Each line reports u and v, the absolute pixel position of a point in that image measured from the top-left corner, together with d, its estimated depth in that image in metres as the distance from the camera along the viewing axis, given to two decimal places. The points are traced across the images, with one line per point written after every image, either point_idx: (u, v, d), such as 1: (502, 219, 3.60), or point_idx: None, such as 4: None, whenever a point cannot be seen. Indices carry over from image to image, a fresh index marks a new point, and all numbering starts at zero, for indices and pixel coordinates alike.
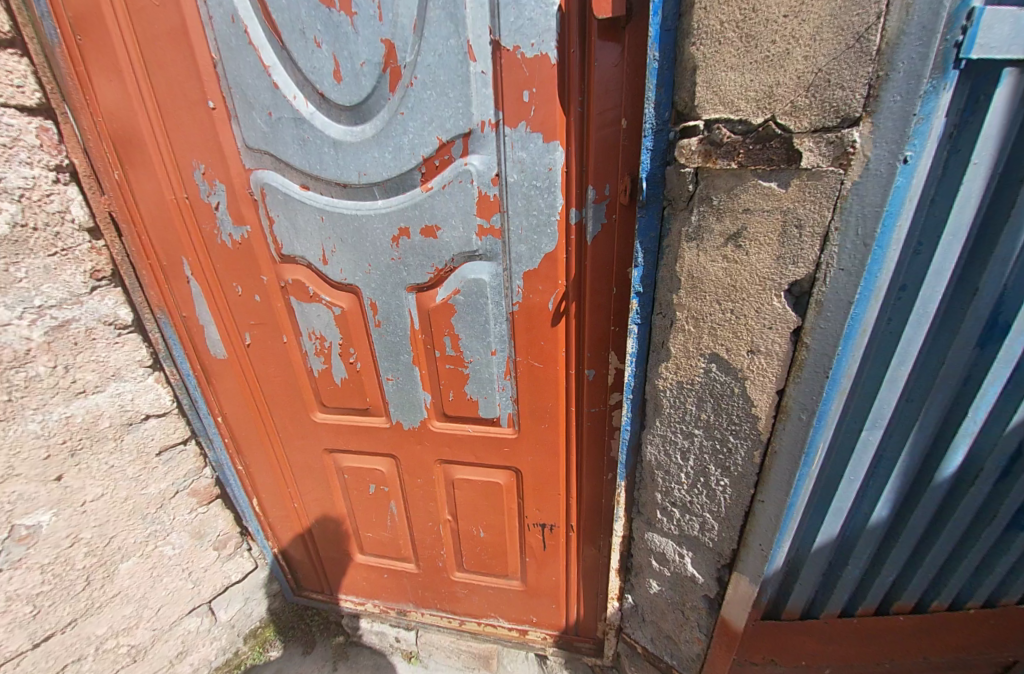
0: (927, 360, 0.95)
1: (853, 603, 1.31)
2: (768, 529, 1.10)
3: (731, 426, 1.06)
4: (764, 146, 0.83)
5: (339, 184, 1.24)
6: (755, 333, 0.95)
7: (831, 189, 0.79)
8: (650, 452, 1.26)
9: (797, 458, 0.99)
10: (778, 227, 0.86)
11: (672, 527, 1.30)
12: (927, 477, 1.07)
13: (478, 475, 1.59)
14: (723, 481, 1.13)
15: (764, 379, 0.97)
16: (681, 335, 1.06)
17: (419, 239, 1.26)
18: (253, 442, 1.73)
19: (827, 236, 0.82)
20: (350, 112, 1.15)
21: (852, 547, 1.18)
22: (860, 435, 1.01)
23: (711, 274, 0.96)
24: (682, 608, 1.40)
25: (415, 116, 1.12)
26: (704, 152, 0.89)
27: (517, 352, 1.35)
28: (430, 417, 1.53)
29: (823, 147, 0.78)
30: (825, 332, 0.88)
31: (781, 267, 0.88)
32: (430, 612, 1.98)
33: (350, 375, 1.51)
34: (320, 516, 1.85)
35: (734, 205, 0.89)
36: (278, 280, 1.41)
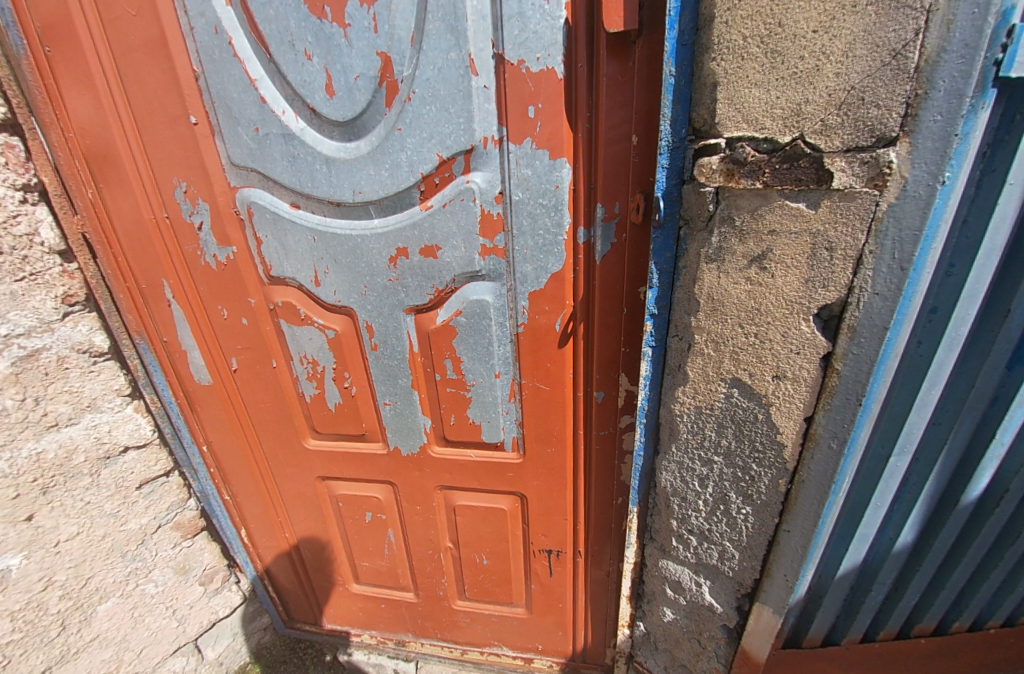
0: (956, 384, 0.94)
1: (875, 628, 1.31)
2: (794, 560, 1.07)
3: (754, 453, 1.02)
4: (792, 166, 0.78)
5: (332, 203, 1.16)
6: (781, 359, 0.91)
7: (865, 211, 0.75)
8: (665, 478, 1.21)
9: (826, 487, 0.96)
10: (807, 249, 0.82)
11: (688, 554, 1.25)
12: (954, 500, 1.07)
13: (481, 502, 1.52)
14: (745, 508, 1.09)
15: (790, 406, 0.93)
16: (700, 359, 1.01)
17: (418, 259, 1.19)
18: (240, 471, 1.63)
19: (860, 259, 0.78)
20: (343, 128, 1.08)
21: (876, 574, 1.18)
22: (889, 460, 0.99)
23: (733, 297, 0.92)
24: (699, 637, 1.35)
25: (413, 131, 1.06)
26: (726, 171, 0.84)
27: (522, 375, 1.29)
28: (430, 444, 1.45)
29: (857, 168, 0.74)
30: (856, 358, 0.84)
31: (810, 291, 0.84)
32: (430, 642, 1.88)
33: (345, 400, 1.43)
34: (313, 546, 1.75)
35: (759, 226, 0.85)
36: (266, 302, 1.32)
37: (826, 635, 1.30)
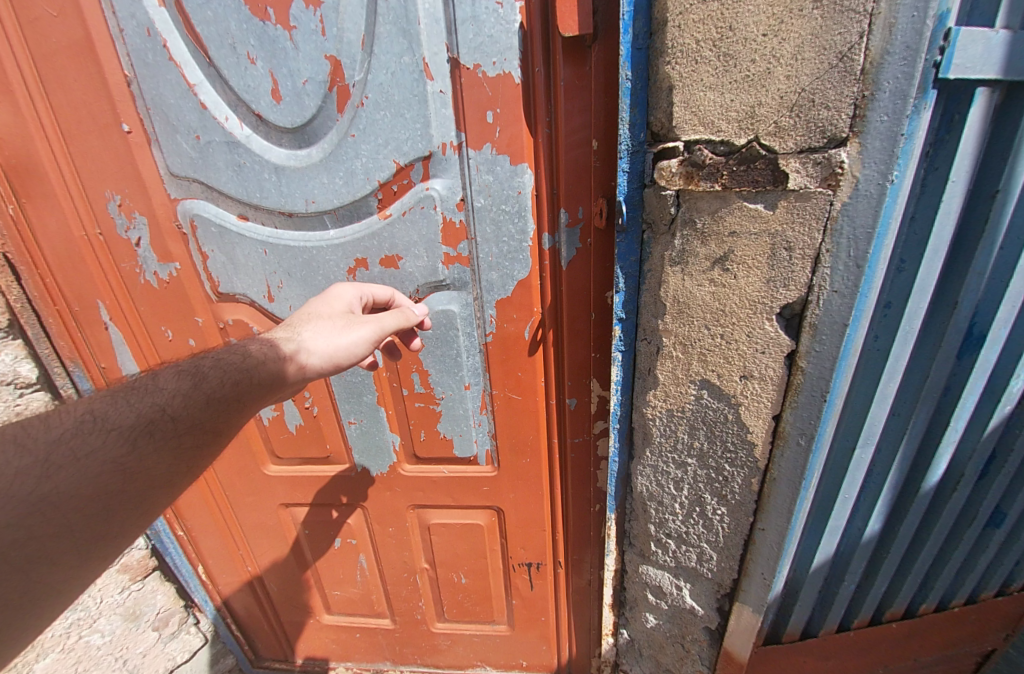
0: (913, 375, 0.97)
1: (849, 617, 1.35)
2: (771, 556, 1.07)
3: (726, 453, 1.02)
4: (748, 168, 0.79)
5: (284, 213, 1.10)
6: (748, 359, 0.91)
7: (820, 210, 0.76)
8: (641, 483, 1.20)
9: (797, 483, 0.96)
10: (767, 249, 0.82)
11: (667, 558, 1.24)
12: (915, 487, 1.11)
13: (456, 518, 1.47)
14: (721, 509, 1.09)
15: (758, 405, 0.94)
16: (669, 362, 1.01)
17: (379, 270, 1.15)
18: (194, 503, 1.53)
19: (818, 257, 0.79)
20: (293, 134, 1.03)
21: (848, 564, 1.20)
22: (853, 452, 1.01)
23: (699, 299, 0.92)
24: (682, 641, 1.35)
25: (367, 137, 1.01)
26: (685, 174, 0.84)
27: (493, 385, 1.26)
28: (400, 462, 1.40)
29: (810, 168, 0.75)
30: (819, 355, 0.85)
31: (771, 290, 0.84)
32: (410, 669, 1.81)
33: (307, 421, 1.35)
34: (280, 577, 1.65)
35: (720, 228, 0.85)
36: (215, 321, 1.24)
37: (805, 629, 1.32)
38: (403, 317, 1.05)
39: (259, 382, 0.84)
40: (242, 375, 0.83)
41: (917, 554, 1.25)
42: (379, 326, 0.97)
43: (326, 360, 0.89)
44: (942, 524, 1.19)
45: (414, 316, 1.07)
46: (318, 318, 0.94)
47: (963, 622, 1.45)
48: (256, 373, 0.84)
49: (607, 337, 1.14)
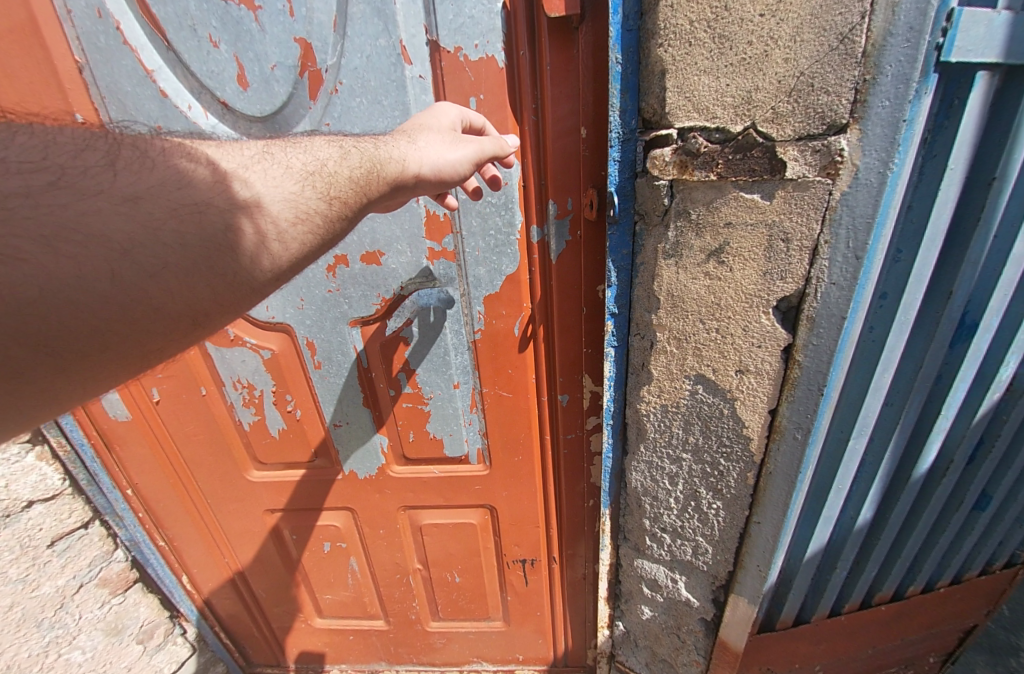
0: (907, 365, 0.96)
1: (840, 602, 1.36)
2: (766, 548, 1.06)
3: (721, 448, 1.01)
4: (744, 156, 0.76)
5: None
6: (743, 353, 0.89)
7: (819, 200, 0.74)
8: (635, 478, 1.19)
9: (793, 477, 0.95)
10: (764, 240, 0.80)
11: (662, 552, 1.24)
12: (906, 475, 1.12)
13: (448, 518, 1.45)
14: (716, 503, 1.08)
15: (754, 399, 0.92)
16: (664, 357, 0.99)
17: (360, 267, 1.11)
18: (175, 512, 1.49)
19: (816, 249, 0.77)
20: (263, 123, 0.97)
21: (840, 552, 1.21)
22: (848, 443, 1.00)
23: (693, 292, 0.89)
24: (678, 632, 1.35)
25: (343, 126, 0.96)
26: (679, 163, 0.81)
27: (483, 383, 1.22)
28: (389, 464, 1.36)
29: (809, 156, 0.72)
30: (816, 348, 0.83)
31: (768, 283, 0.82)
32: (405, 668, 1.79)
33: (289, 425, 1.31)
34: (268, 583, 1.62)
35: (715, 219, 0.82)
36: None
37: (797, 615, 1.33)
38: (497, 145, 0.90)
39: (382, 190, 0.74)
40: (361, 171, 0.72)
41: (906, 539, 1.26)
42: (483, 146, 0.87)
43: (435, 173, 0.79)
44: (931, 509, 1.21)
45: (511, 148, 0.93)
46: (420, 130, 0.83)
47: (947, 600, 1.48)
48: (379, 175, 0.74)
49: (599, 331, 1.11)
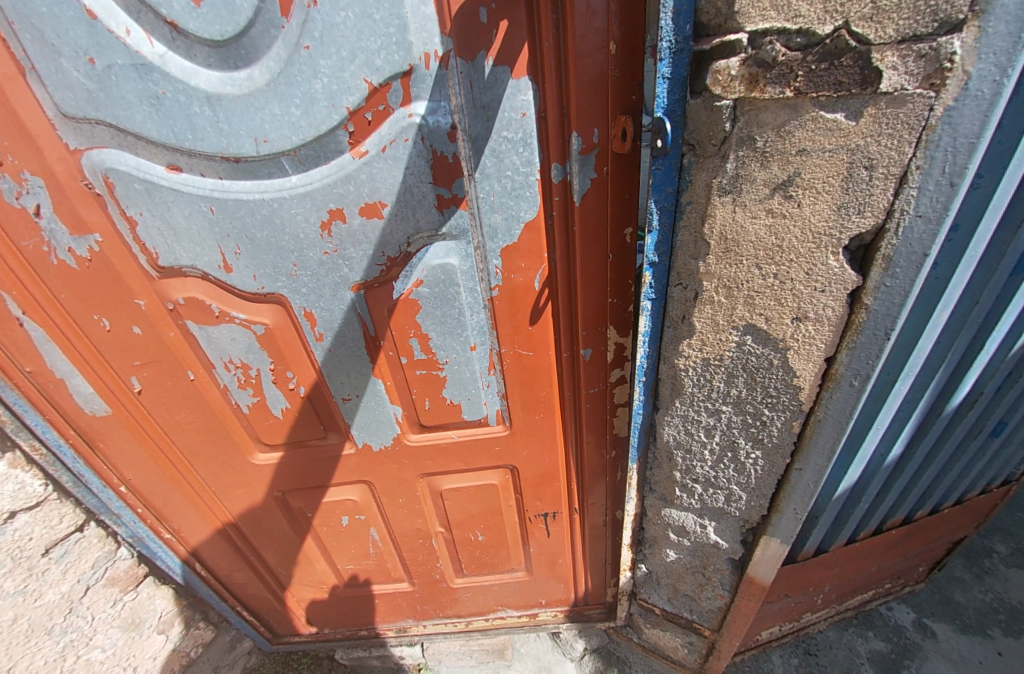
0: (965, 300, 0.89)
1: (857, 531, 1.40)
2: (805, 493, 1.04)
3: (766, 399, 0.95)
4: (830, 66, 0.64)
5: (228, 158, 0.88)
6: (804, 299, 0.81)
7: (915, 118, 0.63)
8: (668, 432, 1.15)
9: (844, 424, 0.90)
10: (842, 169, 0.69)
11: (693, 501, 1.24)
12: (939, 410, 1.10)
13: (469, 481, 1.43)
14: (755, 452, 1.04)
15: (810, 348, 0.85)
16: (710, 307, 0.90)
17: (359, 222, 0.97)
18: (177, 502, 1.42)
19: (904, 176, 0.67)
20: (222, 49, 0.79)
21: (867, 488, 1.20)
22: (893, 386, 0.95)
23: (751, 234, 0.79)
24: (703, 571, 1.38)
25: (327, 49, 0.79)
26: (748, 77, 0.69)
27: (502, 343, 1.14)
28: (405, 432, 1.31)
29: (911, 63, 0.60)
30: (890, 290, 0.75)
31: (842, 219, 0.72)
32: (433, 621, 1.85)
33: (291, 402, 1.22)
34: (286, 559, 1.62)
35: (786, 145, 0.71)
36: (163, 302, 1.06)
37: (817, 547, 1.36)
38: None
39: None
40: None
41: (925, 469, 1.28)
42: None
43: None
44: (953, 439, 1.21)
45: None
46: None
47: (948, 518, 1.57)
48: None
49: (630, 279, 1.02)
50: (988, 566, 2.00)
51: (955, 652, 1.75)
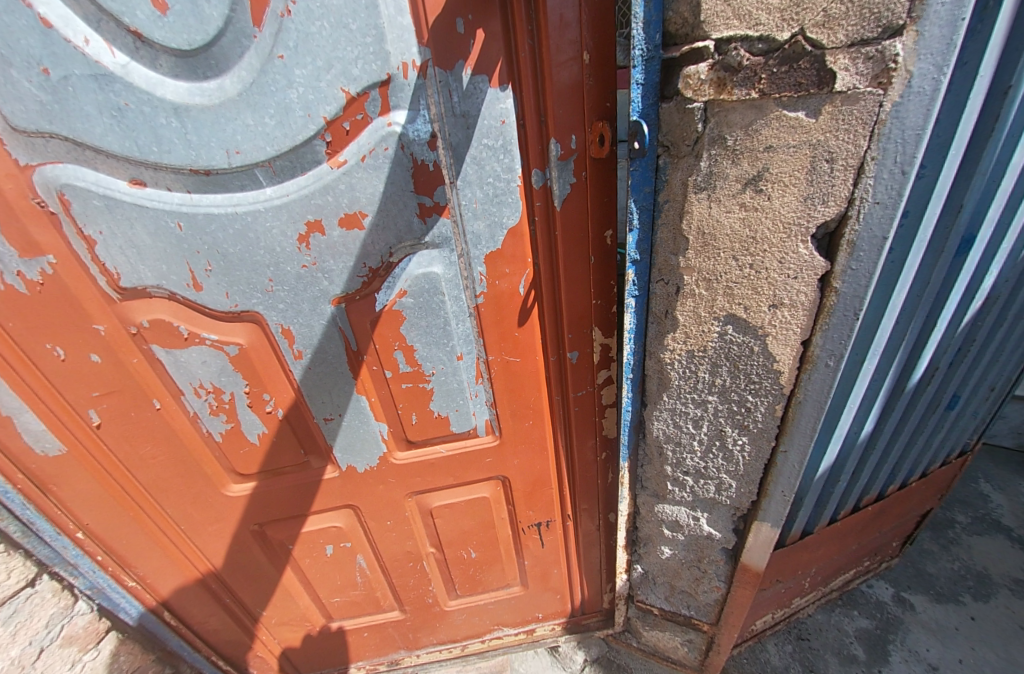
0: (919, 281, 0.97)
1: (837, 511, 1.46)
2: (791, 475, 1.08)
3: (749, 386, 0.99)
4: (790, 69, 0.69)
5: (198, 171, 0.87)
6: (778, 286, 0.86)
7: (868, 114, 0.69)
8: (657, 428, 1.18)
9: (823, 403, 0.95)
10: (806, 162, 0.75)
11: (685, 494, 1.26)
12: (902, 387, 1.18)
13: (459, 496, 1.40)
14: (742, 439, 1.08)
15: (787, 333, 0.90)
16: (692, 301, 0.94)
17: (338, 234, 0.97)
18: (141, 546, 1.32)
19: (862, 167, 0.73)
20: (190, 59, 0.78)
21: (844, 467, 1.26)
22: (862, 365, 1.01)
23: (726, 227, 0.84)
24: (698, 564, 1.40)
25: (301, 59, 0.80)
26: (717, 80, 0.74)
27: (488, 351, 1.14)
28: (392, 451, 1.28)
29: (860, 65, 0.66)
30: (856, 273, 0.81)
31: (808, 208, 0.78)
32: (427, 650, 1.80)
33: (269, 426, 1.18)
34: (266, 598, 1.53)
35: (754, 143, 0.76)
36: (125, 327, 1.00)
37: (803, 530, 1.42)
38: None
39: None
40: None
41: (893, 445, 1.36)
42: None
43: None
44: (915, 414, 1.30)
45: None
46: None
47: (915, 493, 1.67)
48: None
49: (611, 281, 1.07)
50: (953, 536, 2.13)
51: (934, 621, 1.84)
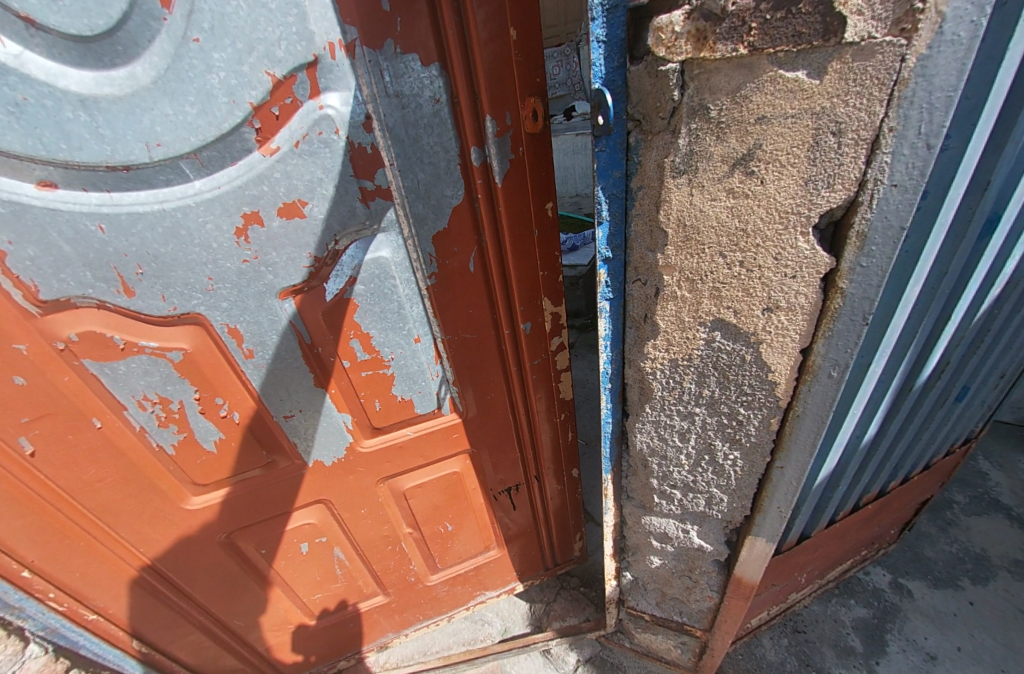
0: (937, 271, 0.83)
1: (836, 513, 1.36)
2: (788, 493, 0.96)
3: (741, 397, 0.86)
4: (786, 15, 0.53)
5: (116, 167, 0.76)
6: (773, 287, 0.72)
7: (886, 72, 0.54)
8: (640, 441, 1.06)
9: (825, 418, 0.82)
10: (807, 136, 0.60)
11: (672, 507, 1.15)
12: (909, 386, 1.06)
13: (429, 474, 1.35)
14: (733, 453, 0.96)
15: (784, 340, 0.76)
16: (673, 304, 0.81)
17: (279, 225, 0.88)
18: (100, 577, 1.16)
19: (877, 140, 0.58)
20: (93, 46, 0.68)
21: (843, 473, 1.16)
22: (868, 369, 0.89)
23: (711, 219, 0.70)
24: (689, 574, 1.31)
25: (220, 41, 0.71)
26: (695, 33, 0.58)
27: (444, 330, 1.09)
28: (358, 439, 1.20)
29: (877, 6, 0.51)
30: (866, 271, 0.67)
31: (810, 193, 0.63)
32: (413, 629, 1.76)
33: (227, 431, 1.08)
34: (244, 613, 1.42)
35: (743, 113, 0.61)
36: (50, 343, 0.86)
37: (800, 535, 1.32)
38: None
39: None
40: None
41: (897, 442, 1.25)
42: None
43: None
44: (922, 409, 1.19)
45: None
46: None
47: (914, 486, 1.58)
48: None
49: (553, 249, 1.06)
50: (951, 517, 2.06)
51: (932, 608, 1.77)
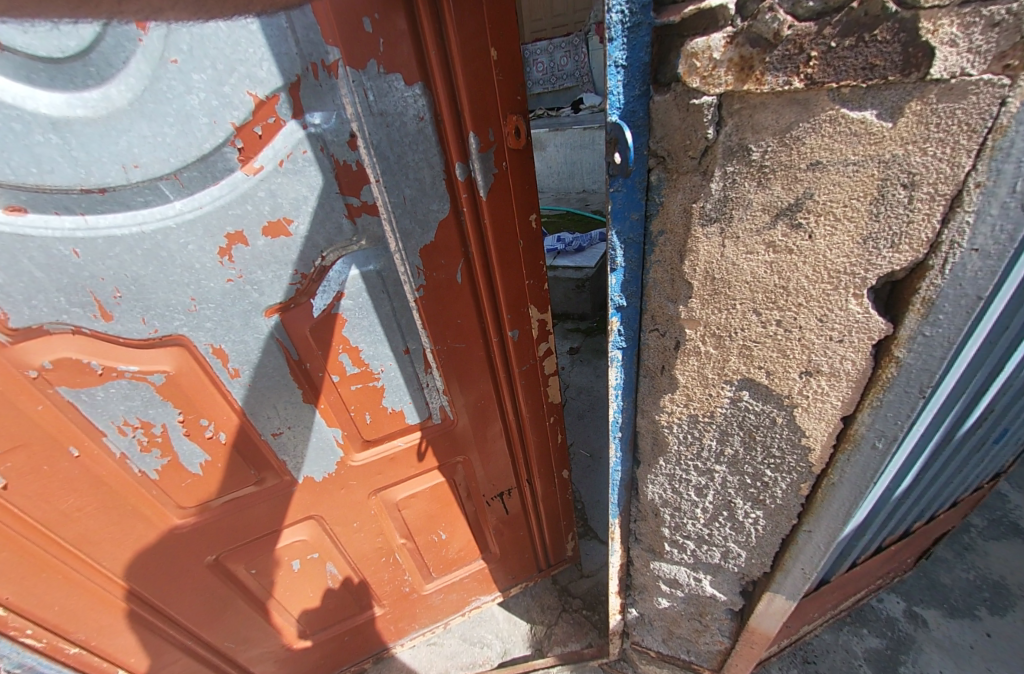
0: (998, 325, 0.72)
1: (856, 555, 1.26)
2: (814, 555, 0.88)
3: (768, 459, 0.77)
4: (855, 44, 0.43)
5: (92, 190, 0.67)
6: (815, 350, 0.62)
7: (979, 117, 0.43)
8: (652, 491, 0.98)
9: (864, 488, 0.73)
10: (869, 189, 0.49)
11: (685, 556, 1.07)
12: (949, 436, 0.96)
13: (422, 483, 1.27)
14: (755, 512, 0.87)
15: (823, 406, 0.67)
16: (695, 360, 0.71)
17: (264, 244, 0.79)
18: (80, 610, 1.08)
19: (958, 196, 0.47)
20: (65, 65, 0.59)
21: (870, 522, 1.06)
22: (911, 428, 0.79)
23: (745, 273, 0.60)
24: (699, 617, 1.23)
25: (200, 62, 0.63)
26: (738, 62, 0.48)
27: (433, 342, 1.01)
28: (348, 453, 1.12)
29: (977, 36, 0.40)
30: (928, 342, 0.57)
31: (868, 253, 0.53)
32: (410, 636, 1.71)
33: (213, 453, 0.98)
34: (231, 641, 1.35)
35: (792, 158, 0.51)
36: (15, 371, 0.76)
37: (820, 579, 1.23)
38: None
39: None
40: None
41: (926, 486, 1.15)
42: None
43: None
44: (957, 454, 1.09)
45: None
46: None
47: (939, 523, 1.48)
48: None
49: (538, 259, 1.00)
50: (968, 542, 1.96)
51: (947, 640, 1.68)
